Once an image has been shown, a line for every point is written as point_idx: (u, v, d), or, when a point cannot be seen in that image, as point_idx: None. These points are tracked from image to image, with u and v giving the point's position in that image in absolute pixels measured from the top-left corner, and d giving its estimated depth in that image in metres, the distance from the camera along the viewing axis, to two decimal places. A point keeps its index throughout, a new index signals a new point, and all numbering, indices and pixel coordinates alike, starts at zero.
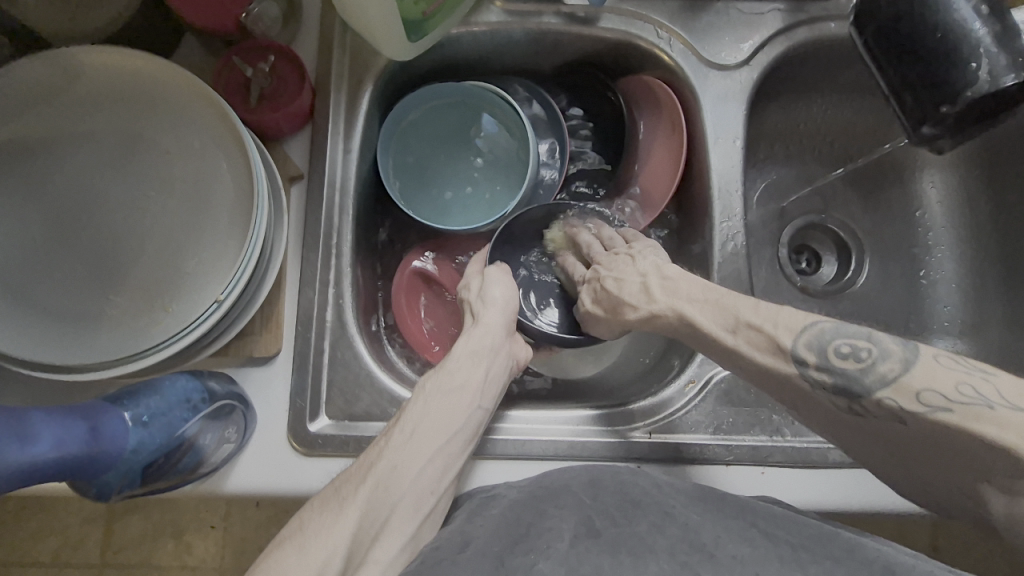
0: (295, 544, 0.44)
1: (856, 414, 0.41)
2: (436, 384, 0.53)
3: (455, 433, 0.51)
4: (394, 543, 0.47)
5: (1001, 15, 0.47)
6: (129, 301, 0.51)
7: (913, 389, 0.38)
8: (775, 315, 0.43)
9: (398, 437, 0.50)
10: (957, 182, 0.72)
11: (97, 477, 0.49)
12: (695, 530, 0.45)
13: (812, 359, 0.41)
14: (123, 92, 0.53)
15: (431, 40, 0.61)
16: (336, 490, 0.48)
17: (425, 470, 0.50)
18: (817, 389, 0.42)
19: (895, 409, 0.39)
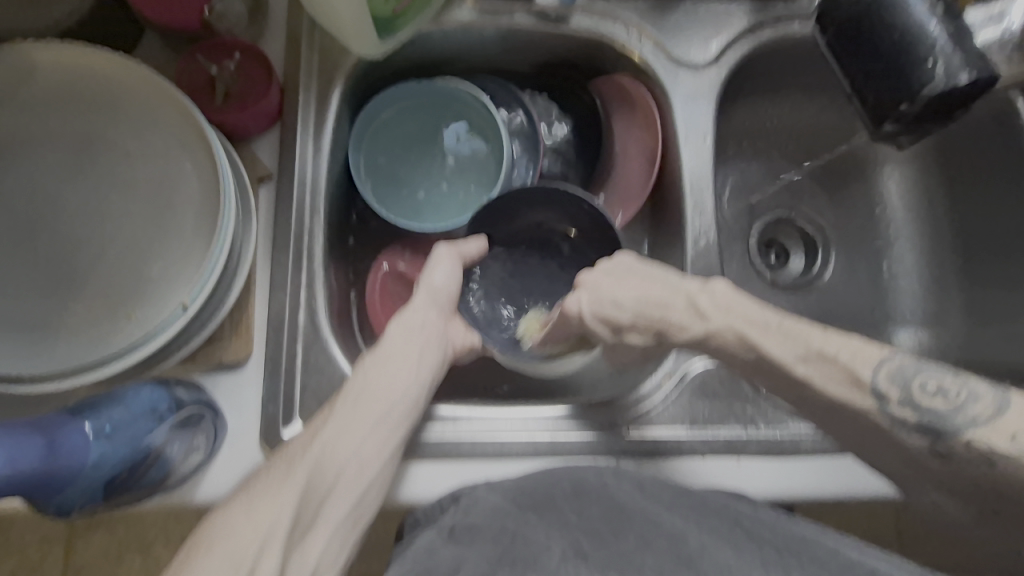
0: (243, 506, 0.46)
1: (940, 455, 0.44)
2: (374, 360, 0.53)
3: (393, 405, 0.52)
4: (341, 506, 0.49)
5: (954, 16, 0.49)
6: (89, 308, 0.49)
7: (992, 433, 0.42)
8: (848, 347, 0.45)
9: (337, 411, 0.51)
10: (917, 176, 0.74)
11: (58, 493, 0.47)
12: (681, 534, 0.46)
13: (903, 404, 0.44)
14: (78, 90, 0.51)
15: (401, 38, 0.61)
16: (279, 459, 0.49)
17: (367, 440, 0.50)
18: (899, 426, 0.45)
19: (982, 450, 0.42)
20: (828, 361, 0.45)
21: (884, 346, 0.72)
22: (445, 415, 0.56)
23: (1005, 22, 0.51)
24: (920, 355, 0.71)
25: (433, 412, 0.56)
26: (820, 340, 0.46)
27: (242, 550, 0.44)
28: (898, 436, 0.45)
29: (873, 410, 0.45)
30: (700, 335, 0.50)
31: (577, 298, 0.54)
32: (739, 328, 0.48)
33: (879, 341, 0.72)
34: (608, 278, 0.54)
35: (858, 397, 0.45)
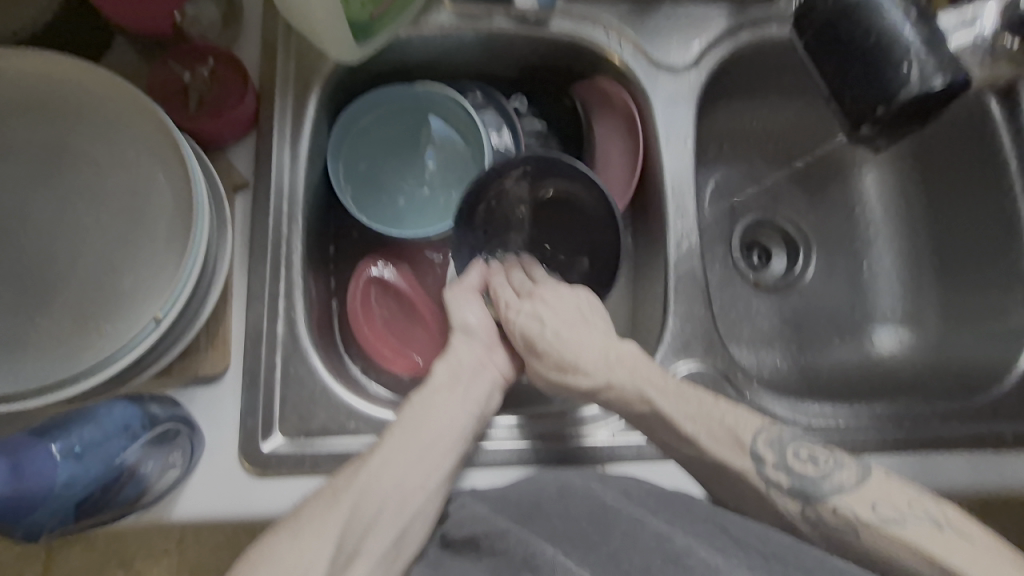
0: (288, 531, 0.45)
1: (810, 520, 0.49)
2: (429, 388, 0.55)
3: (445, 436, 0.52)
4: (384, 536, 0.48)
5: (927, 21, 0.49)
6: (59, 323, 0.48)
7: (859, 501, 0.48)
8: (735, 414, 0.52)
9: (391, 436, 0.51)
10: (894, 177, 0.75)
11: (25, 517, 0.45)
12: (668, 536, 0.45)
13: (777, 468, 0.50)
14: (43, 99, 0.49)
15: (379, 42, 0.60)
16: (332, 483, 0.48)
17: (413, 468, 0.50)
18: (773, 487, 0.50)
19: (846, 518, 0.47)
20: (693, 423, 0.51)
21: (865, 345, 0.72)
22: (498, 425, 0.56)
23: (978, 26, 0.51)
24: (900, 353, 0.71)
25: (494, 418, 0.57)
26: (696, 412, 0.52)
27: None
28: (772, 498, 0.50)
29: (750, 472, 0.50)
30: (601, 385, 0.55)
31: (520, 311, 0.59)
32: (642, 391, 0.53)
33: (860, 341, 0.73)
34: (553, 303, 0.59)
35: (731, 459, 0.51)
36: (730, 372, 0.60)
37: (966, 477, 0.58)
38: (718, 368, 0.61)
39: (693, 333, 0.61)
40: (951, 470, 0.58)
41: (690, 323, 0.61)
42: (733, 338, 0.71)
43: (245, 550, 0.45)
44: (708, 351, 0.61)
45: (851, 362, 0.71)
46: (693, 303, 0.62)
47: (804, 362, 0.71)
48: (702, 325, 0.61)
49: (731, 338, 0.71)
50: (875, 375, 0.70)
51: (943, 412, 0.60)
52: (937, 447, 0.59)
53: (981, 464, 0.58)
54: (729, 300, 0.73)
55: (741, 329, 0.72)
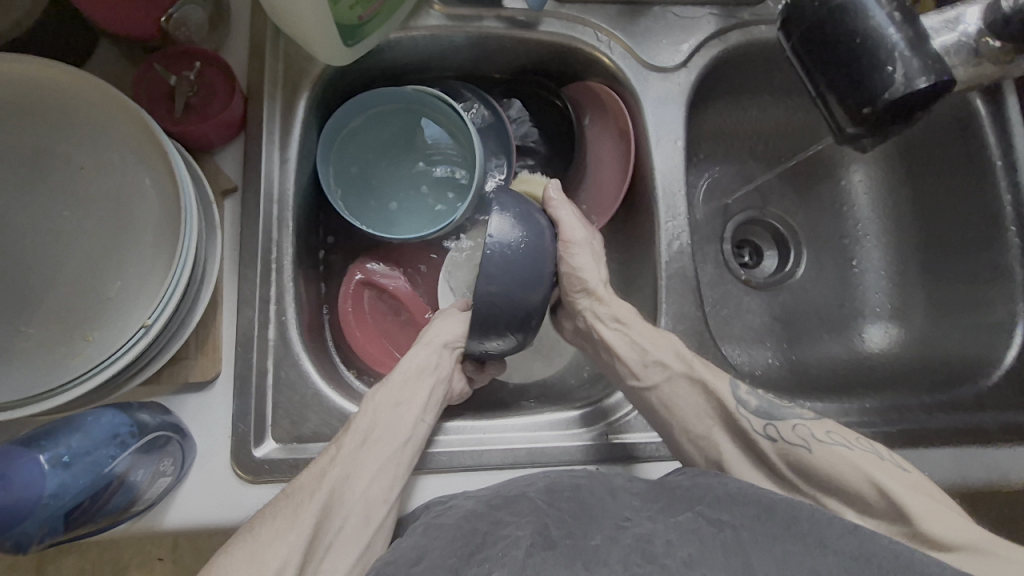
0: (248, 549, 0.44)
1: (772, 439, 0.52)
2: (383, 394, 0.53)
3: (403, 446, 0.52)
4: (346, 555, 0.47)
5: (911, 20, 0.50)
6: (45, 331, 0.47)
7: (812, 428, 0.52)
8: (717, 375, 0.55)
9: (349, 445, 0.50)
10: (881, 175, 0.76)
11: (13, 528, 0.44)
12: (649, 535, 0.44)
13: (748, 392, 0.54)
14: (25, 103, 0.48)
15: (368, 44, 0.60)
16: (290, 497, 0.47)
17: (374, 484, 0.50)
18: (741, 404, 0.54)
19: (803, 435, 0.51)
20: (681, 360, 0.55)
21: (855, 342, 0.73)
22: (448, 431, 0.56)
23: (961, 26, 0.52)
24: (889, 350, 0.72)
25: (442, 427, 0.57)
26: (669, 354, 0.55)
27: None
28: (739, 417, 0.53)
29: (727, 391, 0.54)
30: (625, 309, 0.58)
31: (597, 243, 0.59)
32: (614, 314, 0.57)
33: (849, 338, 0.73)
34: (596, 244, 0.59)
35: (696, 367, 0.55)
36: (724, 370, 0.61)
37: (953, 471, 0.58)
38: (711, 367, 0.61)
39: (686, 332, 0.61)
40: (940, 465, 0.58)
41: (682, 323, 0.62)
42: (725, 336, 0.72)
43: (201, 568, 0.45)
44: (700, 350, 0.61)
45: (840, 359, 0.72)
46: (684, 303, 0.62)
47: (794, 359, 0.71)
48: (694, 325, 0.62)
49: (724, 336, 0.72)
50: (865, 371, 0.70)
51: (930, 406, 0.61)
52: (927, 441, 0.59)
53: (967, 458, 0.59)
54: (720, 299, 0.74)
55: (732, 327, 0.73)
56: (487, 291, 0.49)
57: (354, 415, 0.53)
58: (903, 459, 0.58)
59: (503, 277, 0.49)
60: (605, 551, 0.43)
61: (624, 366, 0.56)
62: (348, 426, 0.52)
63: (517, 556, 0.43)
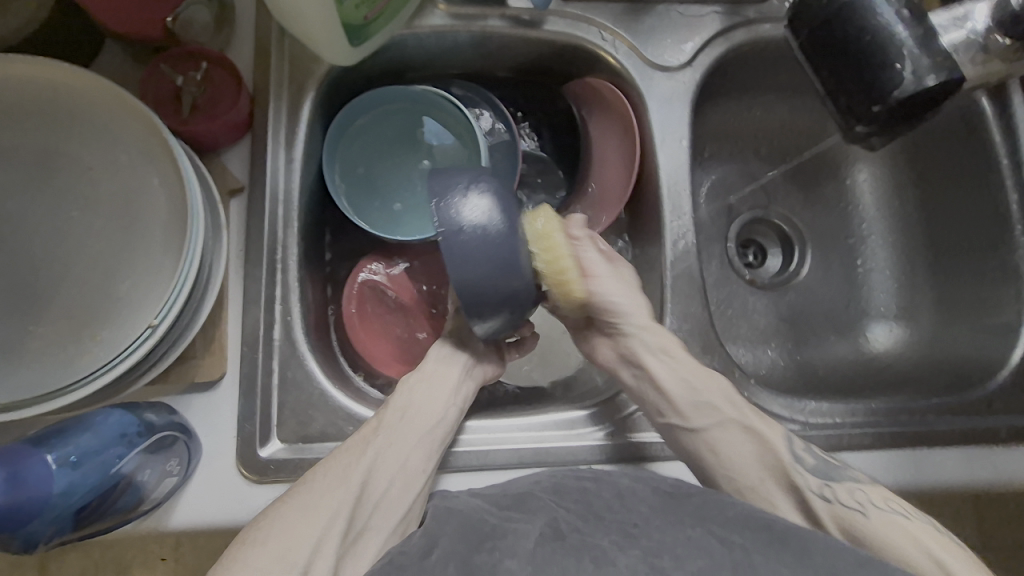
0: (300, 507, 0.47)
1: (828, 500, 0.51)
2: (420, 374, 0.56)
3: (438, 422, 0.54)
4: (387, 519, 0.50)
5: (920, 19, 0.50)
6: (53, 331, 0.47)
7: (869, 493, 0.51)
8: (767, 423, 0.55)
9: (389, 419, 0.53)
10: (888, 174, 0.75)
11: (23, 526, 0.44)
12: (657, 550, 0.43)
13: (806, 450, 0.54)
14: (31, 104, 0.48)
15: (373, 43, 0.60)
16: (337, 460, 0.50)
17: (415, 453, 0.52)
18: (798, 461, 0.53)
19: (860, 499, 0.51)
20: (728, 405, 0.55)
21: (860, 342, 0.73)
22: (468, 430, 0.56)
23: (970, 24, 0.52)
24: (894, 349, 0.72)
25: None
26: (719, 397, 0.55)
27: (295, 548, 0.45)
28: (797, 476, 0.52)
29: (788, 459, 0.53)
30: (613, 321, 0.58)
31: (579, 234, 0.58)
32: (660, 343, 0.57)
33: (855, 338, 0.73)
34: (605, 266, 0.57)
35: (748, 414, 0.55)
36: (730, 370, 0.61)
37: (959, 471, 0.58)
38: (718, 367, 0.61)
39: (692, 332, 0.61)
40: (946, 468, 0.58)
41: (687, 323, 0.62)
42: (731, 336, 0.72)
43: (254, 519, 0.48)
44: (706, 350, 0.61)
45: (846, 358, 0.72)
46: (690, 303, 0.62)
47: (800, 359, 0.71)
48: (700, 324, 0.61)
49: (730, 336, 0.72)
50: (870, 371, 0.70)
51: (938, 407, 0.61)
52: (933, 442, 0.59)
53: (975, 459, 0.59)
54: (726, 298, 0.74)
55: (737, 327, 0.72)
56: (463, 278, 0.48)
57: (393, 391, 0.55)
58: (909, 459, 0.58)
59: (481, 260, 0.48)
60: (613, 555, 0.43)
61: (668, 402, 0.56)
62: (389, 400, 0.54)
63: (527, 547, 0.44)
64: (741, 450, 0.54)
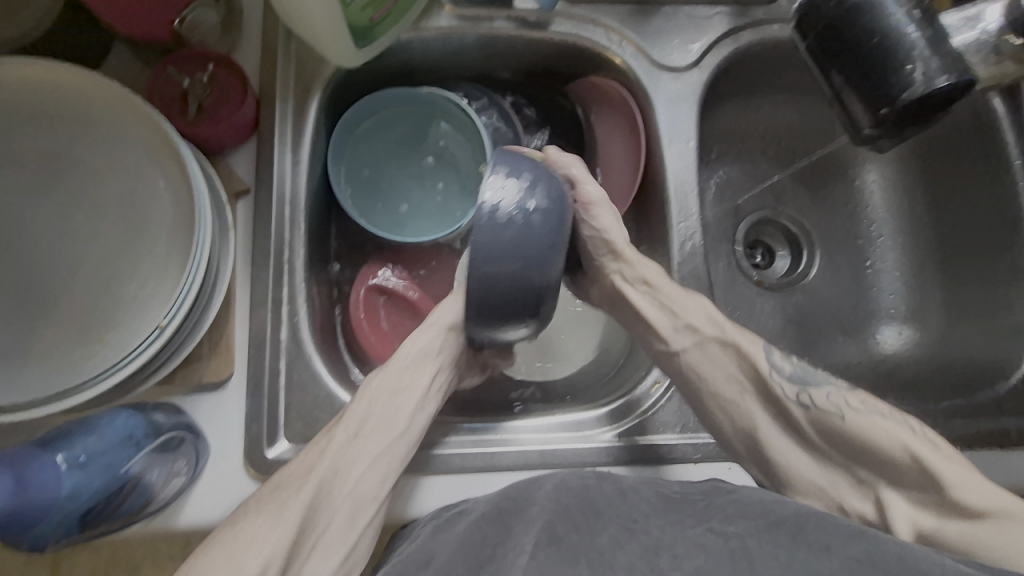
0: (232, 547, 0.45)
1: (805, 407, 0.52)
2: (382, 384, 0.54)
3: (396, 438, 0.52)
4: (334, 551, 0.48)
5: (931, 19, 0.49)
6: (61, 334, 0.48)
7: (846, 395, 0.52)
8: (742, 333, 0.56)
9: (341, 437, 0.50)
10: (897, 174, 0.75)
11: (31, 528, 0.46)
12: (656, 546, 0.44)
13: (783, 361, 0.54)
14: (41, 110, 0.49)
15: (379, 45, 0.60)
16: (276, 494, 0.47)
17: (365, 477, 0.50)
18: (774, 369, 0.53)
19: (837, 403, 0.51)
20: (706, 324, 0.56)
21: (869, 343, 0.72)
22: (462, 432, 0.56)
23: (981, 25, 0.51)
24: (905, 351, 0.71)
25: (457, 427, 0.57)
26: (702, 319, 0.56)
27: None
28: (773, 383, 0.53)
29: (763, 365, 0.54)
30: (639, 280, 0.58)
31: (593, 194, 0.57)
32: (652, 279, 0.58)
33: (862, 339, 0.72)
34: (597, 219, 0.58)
35: (718, 422, 0.54)
36: None
37: None
38: None
39: None
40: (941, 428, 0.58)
41: None
42: None
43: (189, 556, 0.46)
44: None
45: (855, 360, 0.71)
46: None
47: (808, 360, 0.71)
48: None
49: None
50: (879, 374, 0.70)
51: (949, 410, 0.60)
52: None
53: (985, 462, 0.58)
54: (733, 300, 0.73)
55: (745, 328, 0.72)
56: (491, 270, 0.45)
57: (348, 404, 0.53)
58: None
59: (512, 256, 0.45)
60: (612, 556, 0.43)
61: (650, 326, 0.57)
62: (341, 416, 0.52)
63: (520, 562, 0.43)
64: (721, 369, 0.55)
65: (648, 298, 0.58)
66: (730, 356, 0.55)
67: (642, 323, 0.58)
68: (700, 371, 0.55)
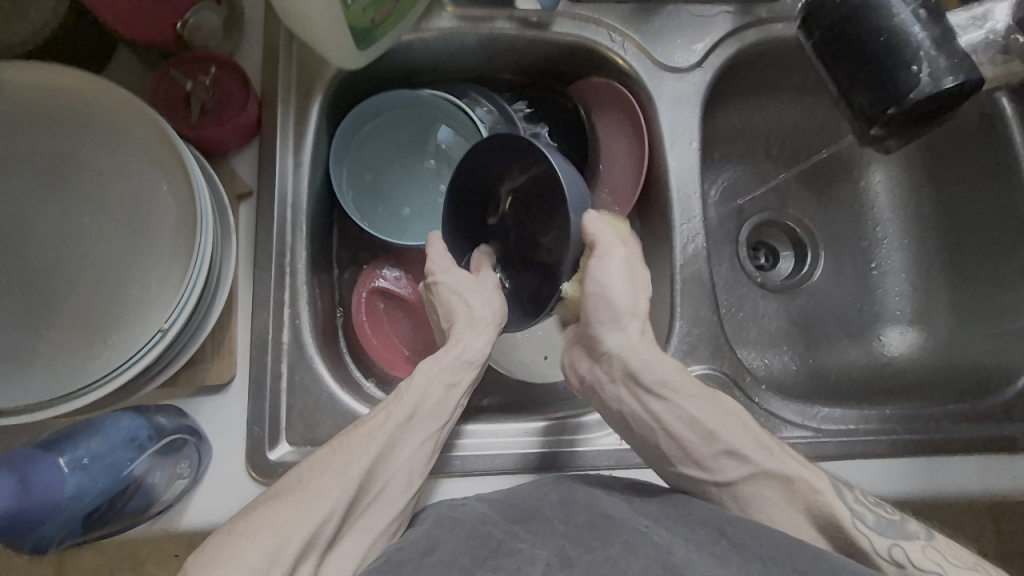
0: (291, 506, 0.44)
1: (900, 565, 0.46)
2: (434, 369, 0.52)
3: (446, 423, 0.52)
4: (381, 518, 0.48)
5: (938, 19, 0.48)
6: (64, 335, 0.48)
7: (939, 549, 0.47)
8: (800, 471, 0.50)
9: (398, 416, 0.50)
10: (904, 175, 0.74)
11: (33, 530, 0.45)
12: (667, 547, 0.43)
13: (860, 504, 0.49)
14: (45, 113, 0.49)
15: (381, 46, 0.59)
16: (336, 457, 0.47)
17: (416, 455, 0.50)
18: (857, 519, 0.48)
19: (936, 559, 0.46)
20: (761, 453, 0.50)
21: (874, 346, 0.71)
22: (466, 435, 0.56)
23: (990, 24, 0.50)
24: (910, 354, 0.70)
25: (462, 430, 0.56)
26: (745, 441, 0.51)
27: (278, 555, 0.41)
28: (857, 535, 0.47)
29: (842, 517, 0.48)
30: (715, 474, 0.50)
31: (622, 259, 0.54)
32: (711, 429, 0.51)
33: (867, 341, 0.72)
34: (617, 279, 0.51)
35: None
36: (739, 375, 0.60)
37: (975, 480, 0.57)
38: (728, 371, 0.60)
39: (702, 336, 0.61)
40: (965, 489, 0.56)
41: (697, 327, 0.61)
42: (741, 340, 0.71)
43: (221, 527, 0.43)
44: (715, 355, 0.60)
45: (859, 362, 0.71)
46: (699, 305, 0.61)
47: (812, 363, 0.70)
48: (709, 328, 0.61)
49: (740, 340, 0.71)
50: (885, 376, 0.69)
51: (955, 414, 0.59)
52: (948, 450, 0.58)
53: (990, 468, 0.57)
54: (736, 302, 0.73)
55: (748, 331, 0.71)
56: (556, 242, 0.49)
57: (404, 382, 0.52)
58: (924, 467, 0.57)
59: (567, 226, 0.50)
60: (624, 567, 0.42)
61: (682, 450, 0.51)
62: (398, 394, 0.51)
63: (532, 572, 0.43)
64: (784, 515, 0.49)
65: (669, 411, 0.52)
66: (794, 493, 0.49)
67: (675, 446, 0.52)
68: (752, 502, 0.49)
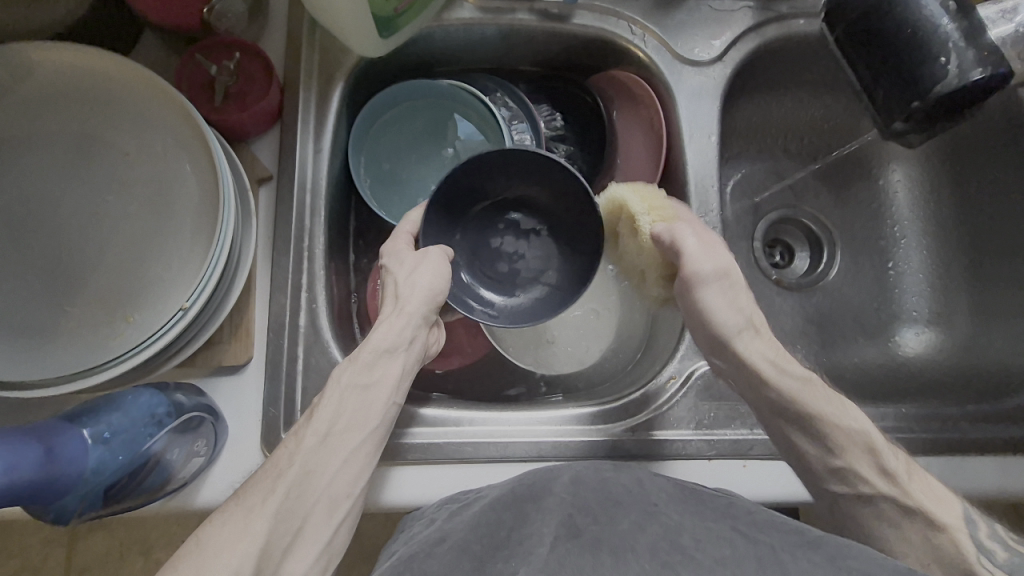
0: (192, 567, 0.39)
1: None
2: (350, 377, 0.48)
3: (371, 433, 0.48)
4: (308, 554, 0.44)
5: (967, 12, 0.48)
6: (87, 311, 0.49)
7: None
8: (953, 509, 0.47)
9: (309, 438, 0.45)
10: (925, 175, 0.73)
11: (54, 502, 0.46)
12: (676, 528, 0.42)
13: (991, 538, 0.46)
14: (74, 92, 0.50)
15: (402, 36, 0.60)
16: (243, 500, 0.43)
17: (340, 476, 0.46)
18: (985, 554, 0.45)
19: None
20: (901, 471, 0.48)
21: (890, 346, 0.71)
22: (477, 421, 0.56)
23: (1019, 17, 0.49)
24: (926, 355, 0.70)
25: (473, 418, 0.56)
26: (895, 460, 0.49)
27: None
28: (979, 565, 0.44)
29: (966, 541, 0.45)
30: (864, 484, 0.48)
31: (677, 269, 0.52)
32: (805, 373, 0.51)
33: (882, 341, 0.71)
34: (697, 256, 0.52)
35: None
36: None
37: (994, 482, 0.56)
38: None
39: None
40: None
41: None
42: None
43: None
44: None
45: (876, 361, 0.70)
46: None
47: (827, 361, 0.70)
48: None
49: None
50: (901, 376, 0.68)
51: (973, 415, 0.59)
52: (967, 451, 0.57)
53: (1013, 470, 0.56)
54: None
55: None
56: None
57: (318, 398, 0.48)
58: (943, 468, 0.56)
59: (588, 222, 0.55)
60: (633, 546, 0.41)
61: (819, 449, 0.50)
62: (310, 413, 0.47)
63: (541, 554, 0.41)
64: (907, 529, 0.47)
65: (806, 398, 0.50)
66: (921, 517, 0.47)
67: (813, 444, 0.50)
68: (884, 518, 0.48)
